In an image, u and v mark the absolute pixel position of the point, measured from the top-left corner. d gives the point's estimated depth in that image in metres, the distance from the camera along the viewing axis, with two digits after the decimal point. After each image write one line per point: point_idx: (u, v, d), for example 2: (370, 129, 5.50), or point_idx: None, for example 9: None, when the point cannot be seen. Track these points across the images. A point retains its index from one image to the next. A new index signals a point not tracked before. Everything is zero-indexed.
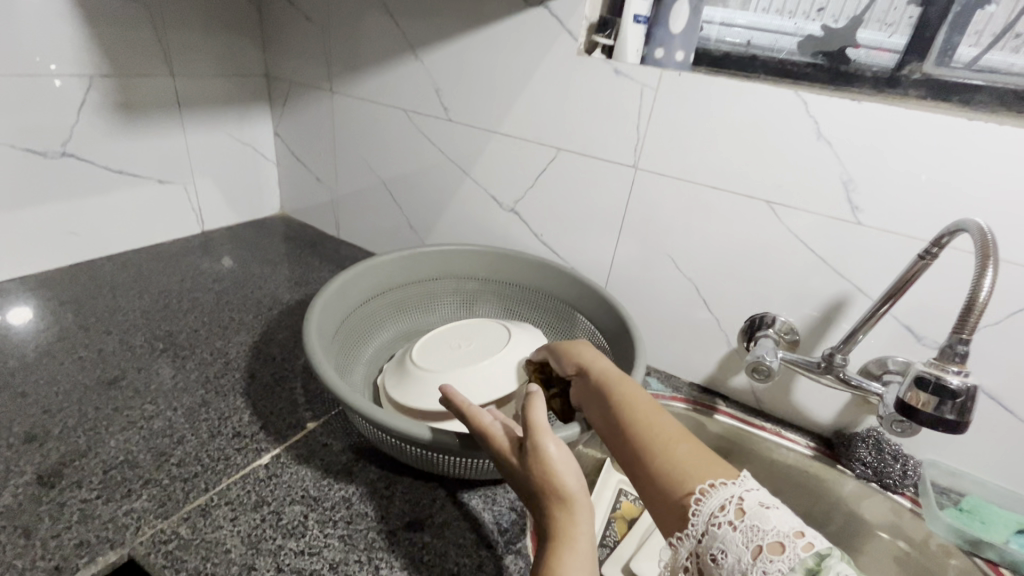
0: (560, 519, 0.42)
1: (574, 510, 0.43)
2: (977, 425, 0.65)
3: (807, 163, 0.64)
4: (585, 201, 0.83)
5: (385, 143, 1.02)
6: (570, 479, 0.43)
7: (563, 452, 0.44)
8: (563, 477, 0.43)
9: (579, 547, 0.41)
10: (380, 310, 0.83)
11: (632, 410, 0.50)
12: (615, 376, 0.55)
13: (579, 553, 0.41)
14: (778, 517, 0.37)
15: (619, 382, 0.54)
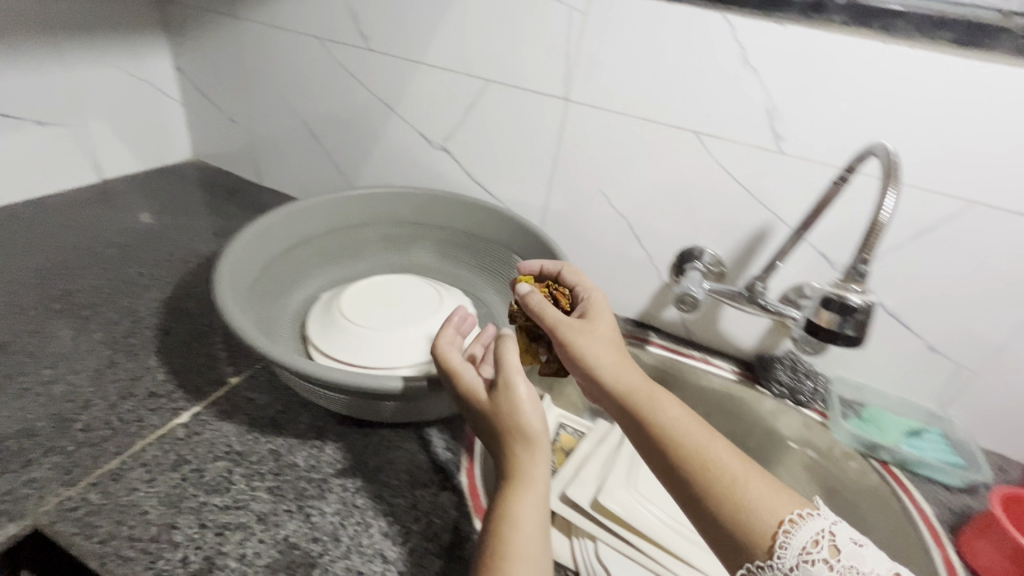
0: (520, 461, 0.46)
1: (535, 452, 0.47)
2: (880, 342, 0.71)
3: (733, 92, 0.64)
4: (517, 138, 0.79)
5: (301, 77, 0.93)
6: (537, 422, 0.47)
7: (534, 399, 0.48)
8: (527, 414, 0.47)
9: (534, 484, 0.46)
10: (306, 258, 0.79)
11: (680, 433, 0.46)
12: (649, 388, 0.50)
13: (534, 491, 0.46)
14: (870, 558, 0.41)
15: (656, 397, 0.49)
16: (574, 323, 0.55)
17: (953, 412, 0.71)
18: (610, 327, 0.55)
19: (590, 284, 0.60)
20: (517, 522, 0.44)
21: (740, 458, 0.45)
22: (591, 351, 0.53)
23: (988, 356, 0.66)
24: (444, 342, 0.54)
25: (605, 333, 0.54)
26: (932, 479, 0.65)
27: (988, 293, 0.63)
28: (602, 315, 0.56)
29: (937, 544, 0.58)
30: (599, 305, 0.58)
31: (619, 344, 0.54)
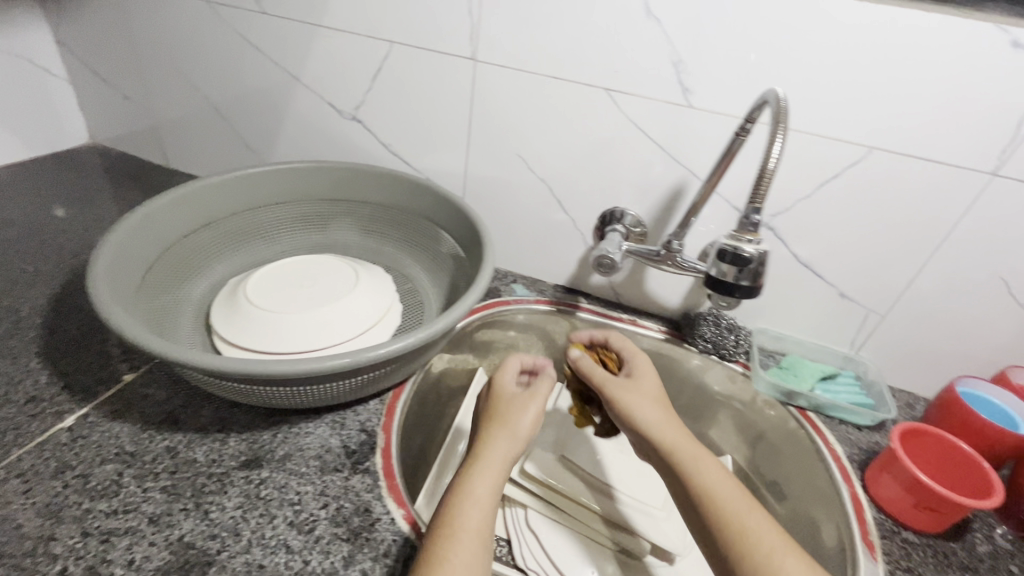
0: (489, 448, 0.50)
1: (510, 449, 0.51)
2: (796, 292, 0.72)
3: (638, 45, 0.62)
4: (429, 103, 0.75)
5: (196, 46, 0.86)
6: (521, 417, 0.53)
7: (541, 411, 0.54)
8: (527, 416, 0.53)
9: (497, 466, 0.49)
10: (210, 244, 0.74)
11: (717, 495, 0.47)
12: (689, 446, 0.50)
13: (495, 477, 0.48)
14: None
15: (698, 458, 0.49)
16: (621, 383, 0.56)
17: (866, 355, 0.73)
18: (656, 388, 0.56)
19: (631, 345, 0.62)
20: (472, 497, 0.46)
21: (776, 529, 0.45)
22: (634, 406, 0.54)
23: (895, 298, 0.68)
24: (508, 361, 0.60)
25: (649, 393, 0.55)
26: (845, 421, 0.68)
27: (893, 237, 0.64)
28: (648, 376, 0.58)
29: (846, 481, 0.61)
30: (644, 363, 0.59)
31: (664, 404, 0.55)
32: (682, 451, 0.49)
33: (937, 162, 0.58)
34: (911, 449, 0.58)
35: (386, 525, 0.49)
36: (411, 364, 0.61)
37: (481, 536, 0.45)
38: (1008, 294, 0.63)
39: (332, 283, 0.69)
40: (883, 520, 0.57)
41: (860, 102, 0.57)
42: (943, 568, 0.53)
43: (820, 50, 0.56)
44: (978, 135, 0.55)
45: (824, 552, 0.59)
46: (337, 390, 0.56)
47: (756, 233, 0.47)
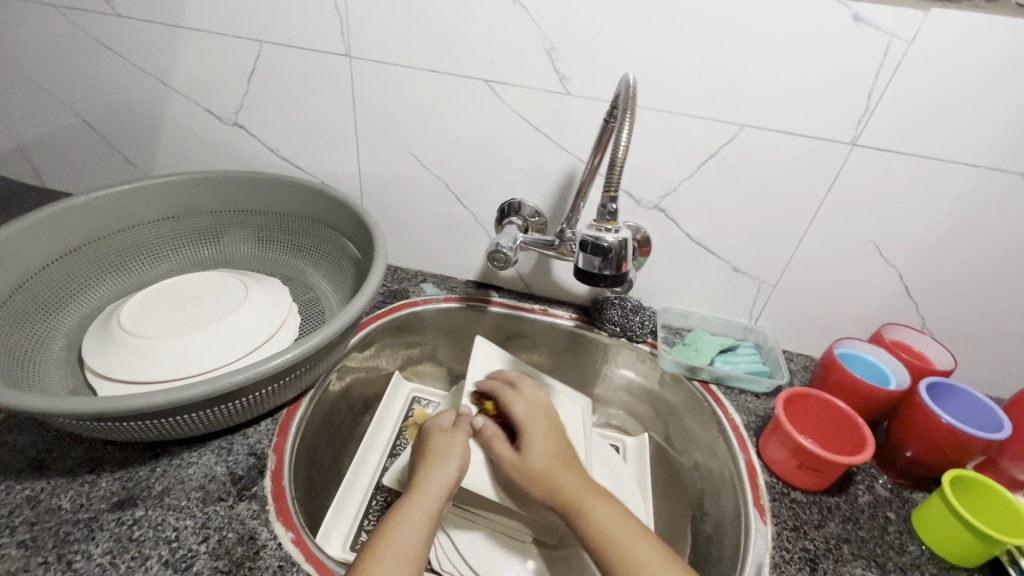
0: (427, 476, 0.53)
1: (446, 477, 0.54)
2: (693, 270, 0.74)
3: (507, 35, 0.61)
4: (311, 103, 0.72)
5: (50, 55, 0.78)
6: (455, 450, 0.57)
7: (466, 449, 0.57)
8: (455, 446, 0.57)
9: (434, 491, 0.52)
10: (79, 270, 0.69)
11: (609, 535, 0.48)
12: (581, 495, 0.51)
13: (431, 499, 0.51)
14: None
15: (587, 506, 0.50)
16: (515, 458, 0.57)
17: (764, 324, 0.76)
18: (547, 453, 0.56)
19: (517, 399, 0.63)
20: (407, 516, 0.49)
21: (660, 558, 0.46)
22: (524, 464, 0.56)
23: (783, 268, 0.70)
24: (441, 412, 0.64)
25: (538, 465, 0.55)
26: (744, 390, 0.71)
27: (773, 210, 0.66)
28: (535, 442, 0.58)
29: (742, 449, 0.64)
30: (531, 422, 0.60)
31: (560, 463, 0.55)
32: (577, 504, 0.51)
33: (803, 135, 0.60)
34: (793, 409, 0.62)
35: (272, 551, 0.47)
36: (304, 377, 0.58)
37: (413, 551, 0.46)
38: (881, 256, 0.66)
39: (218, 302, 0.65)
40: (774, 483, 0.60)
41: (725, 82, 0.58)
42: (827, 522, 0.56)
43: (682, 31, 0.57)
44: (835, 107, 0.58)
45: (724, 517, 0.61)
46: (215, 416, 0.53)
47: (614, 223, 0.53)
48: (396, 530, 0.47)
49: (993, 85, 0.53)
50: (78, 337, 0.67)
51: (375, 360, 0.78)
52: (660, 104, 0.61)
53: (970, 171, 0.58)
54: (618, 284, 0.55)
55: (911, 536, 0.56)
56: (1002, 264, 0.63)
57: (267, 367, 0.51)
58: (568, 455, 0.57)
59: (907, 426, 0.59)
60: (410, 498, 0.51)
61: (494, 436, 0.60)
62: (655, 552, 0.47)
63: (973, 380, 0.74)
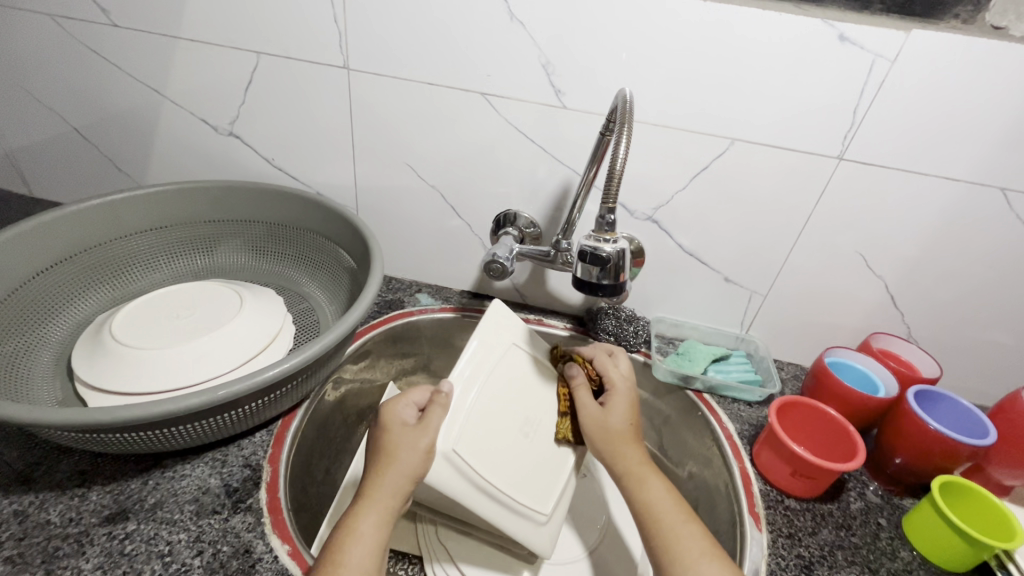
0: (376, 486, 0.47)
1: (397, 489, 0.47)
2: (686, 281, 0.75)
3: (506, 50, 0.62)
4: (308, 114, 0.73)
5: (43, 63, 0.78)
6: (411, 457, 0.48)
7: (428, 455, 0.49)
8: (413, 459, 0.48)
9: (385, 507, 0.47)
10: (68, 280, 0.68)
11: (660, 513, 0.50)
12: (639, 471, 0.53)
13: (381, 515, 0.46)
14: None
15: (645, 480, 0.52)
16: (591, 412, 0.58)
17: (755, 334, 0.77)
18: (624, 423, 0.57)
19: (609, 364, 0.62)
20: (359, 538, 0.45)
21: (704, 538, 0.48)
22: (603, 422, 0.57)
23: (773, 279, 0.72)
24: (412, 391, 0.54)
25: (613, 430, 0.56)
26: (737, 399, 0.72)
27: (764, 223, 0.67)
28: (616, 404, 0.58)
29: (736, 457, 0.64)
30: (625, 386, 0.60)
31: (633, 436, 0.56)
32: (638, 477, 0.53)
33: (792, 149, 0.62)
34: (788, 417, 0.63)
35: (267, 565, 0.46)
36: (301, 388, 0.58)
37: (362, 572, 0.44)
38: (868, 267, 0.68)
39: (213, 312, 0.64)
40: (768, 490, 0.61)
41: (717, 98, 0.60)
42: (821, 529, 0.57)
43: (677, 49, 0.58)
44: (823, 124, 0.59)
45: (720, 526, 0.62)
46: (210, 427, 0.52)
47: (612, 233, 0.54)
48: (345, 551, 0.44)
49: (973, 103, 0.55)
50: (66, 348, 0.66)
51: (371, 370, 0.78)
52: (654, 118, 0.63)
53: (953, 185, 0.60)
54: (616, 294, 0.56)
55: (903, 542, 0.57)
56: (984, 275, 0.65)
57: (265, 377, 0.51)
58: (637, 427, 0.58)
59: (897, 433, 0.60)
60: (358, 516, 0.46)
61: (579, 385, 0.60)
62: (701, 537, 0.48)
63: (958, 388, 0.75)
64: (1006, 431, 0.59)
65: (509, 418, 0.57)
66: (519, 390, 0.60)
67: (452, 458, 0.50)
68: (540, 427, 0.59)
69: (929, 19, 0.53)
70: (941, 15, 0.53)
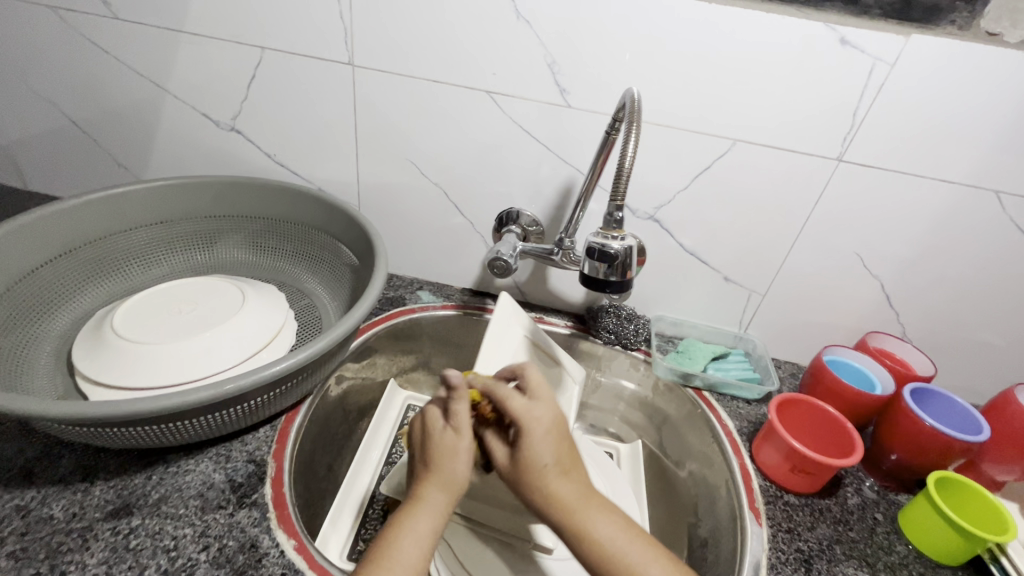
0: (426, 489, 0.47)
1: (449, 486, 0.47)
2: (687, 280, 0.76)
3: (512, 48, 0.62)
4: (311, 110, 0.73)
5: (41, 55, 0.77)
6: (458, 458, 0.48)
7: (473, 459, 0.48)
8: (459, 463, 0.47)
9: (437, 505, 0.46)
10: (68, 273, 0.67)
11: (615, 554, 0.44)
12: (580, 512, 0.45)
13: (436, 518, 0.46)
14: None
15: (586, 522, 0.45)
16: (509, 464, 0.48)
17: (753, 332, 0.78)
18: (548, 460, 0.46)
19: (509, 394, 0.48)
20: (409, 532, 0.45)
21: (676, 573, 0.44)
22: (528, 476, 0.46)
23: (771, 278, 0.73)
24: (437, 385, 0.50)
25: (539, 473, 0.46)
26: (736, 397, 0.73)
27: (763, 222, 0.68)
28: (533, 444, 0.47)
29: (735, 453, 0.65)
30: (534, 421, 0.47)
31: (556, 472, 0.46)
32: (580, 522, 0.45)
33: (792, 150, 0.63)
34: (788, 412, 0.64)
35: (274, 559, 0.46)
36: (304, 384, 0.58)
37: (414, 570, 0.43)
38: (865, 267, 0.69)
39: (215, 307, 0.64)
40: (768, 486, 0.61)
41: (719, 100, 0.61)
42: (819, 524, 0.58)
43: (681, 51, 0.59)
44: (823, 126, 0.60)
45: (720, 522, 0.62)
46: (214, 421, 0.52)
47: (620, 230, 0.56)
48: (397, 548, 0.44)
49: (969, 106, 0.57)
50: (65, 342, 0.65)
51: (372, 366, 0.78)
52: (658, 118, 0.63)
53: (948, 187, 0.61)
54: (623, 290, 0.58)
55: (899, 537, 0.58)
56: (977, 276, 0.67)
57: (272, 373, 0.51)
58: (568, 453, 0.48)
59: (893, 428, 0.61)
60: (411, 515, 0.45)
61: (492, 437, 0.50)
62: None
63: (951, 387, 0.77)
64: (997, 428, 0.60)
65: None
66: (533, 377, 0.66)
67: None
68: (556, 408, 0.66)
69: (926, 25, 0.54)
70: (938, 21, 0.54)
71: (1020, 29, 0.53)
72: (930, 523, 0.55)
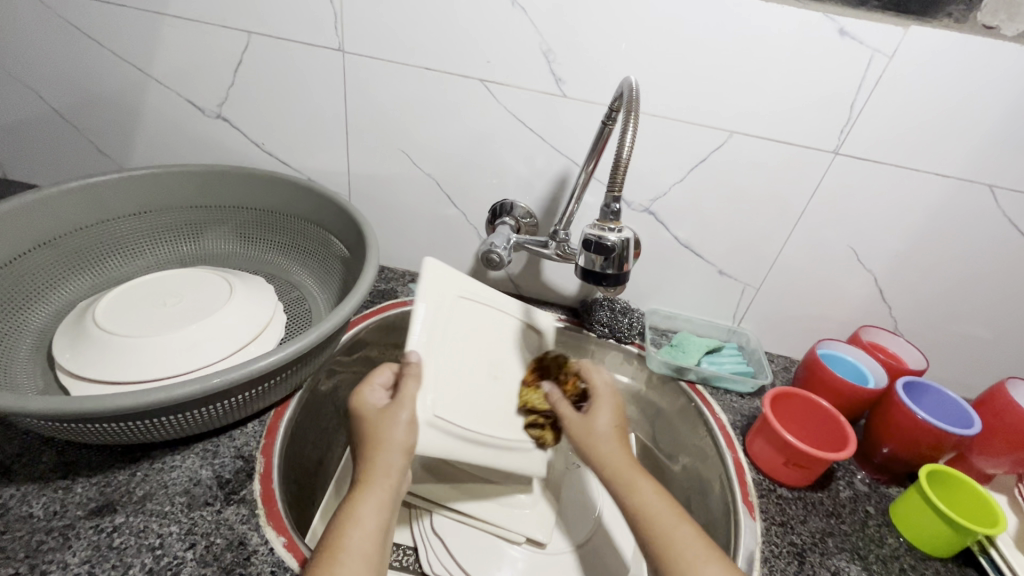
0: (368, 473, 0.47)
1: (390, 466, 0.47)
2: (681, 273, 0.75)
3: (506, 36, 0.61)
4: (300, 98, 0.71)
5: (17, 37, 0.74)
6: (396, 436, 0.48)
7: (413, 426, 0.48)
8: (398, 435, 0.48)
9: (380, 489, 0.46)
10: (49, 265, 0.65)
11: (652, 510, 0.48)
12: (629, 471, 0.50)
13: (380, 500, 0.46)
14: None
15: (638, 483, 0.50)
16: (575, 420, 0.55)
17: (746, 326, 0.78)
18: (609, 420, 0.55)
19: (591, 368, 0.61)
20: (358, 521, 0.44)
21: (700, 535, 0.46)
22: (592, 431, 0.54)
23: (766, 272, 0.73)
24: (377, 369, 0.54)
25: (598, 429, 0.54)
26: (729, 390, 0.72)
27: (759, 216, 0.68)
28: (600, 407, 0.56)
29: (729, 447, 0.65)
30: (606, 392, 0.58)
31: (614, 435, 0.54)
32: (626, 477, 0.50)
33: (789, 143, 0.62)
34: (779, 406, 0.64)
35: (263, 557, 0.45)
36: (293, 379, 0.57)
37: (365, 553, 0.43)
38: (859, 262, 0.69)
39: (201, 300, 0.62)
40: (761, 480, 0.61)
41: (718, 91, 0.60)
42: (811, 517, 0.58)
43: (677, 42, 0.58)
44: (820, 119, 0.60)
45: (713, 516, 0.62)
46: (200, 417, 0.51)
47: (617, 222, 0.55)
48: (347, 536, 0.43)
49: (964, 100, 0.56)
50: (45, 336, 0.63)
51: (364, 360, 0.77)
52: (654, 109, 0.63)
53: (942, 182, 0.61)
54: (620, 283, 0.57)
55: (889, 529, 0.58)
56: (967, 272, 0.67)
57: (260, 367, 0.49)
58: (624, 426, 0.56)
59: (886, 423, 0.62)
60: (357, 500, 0.45)
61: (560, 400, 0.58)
62: (695, 531, 0.46)
63: (941, 380, 0.77)
64: (987, 421, 0.60)
65: (473, 368, 0.57)
66: (480, 338, 0.59)
67: (436, 423, 0.50)
68: (505, 368, 0.60)
69: (924, 17, 0.54)
70: (935, 14, 0.53)
71: (1017, 22, 0.53)
72: (909, 500, 0.57)
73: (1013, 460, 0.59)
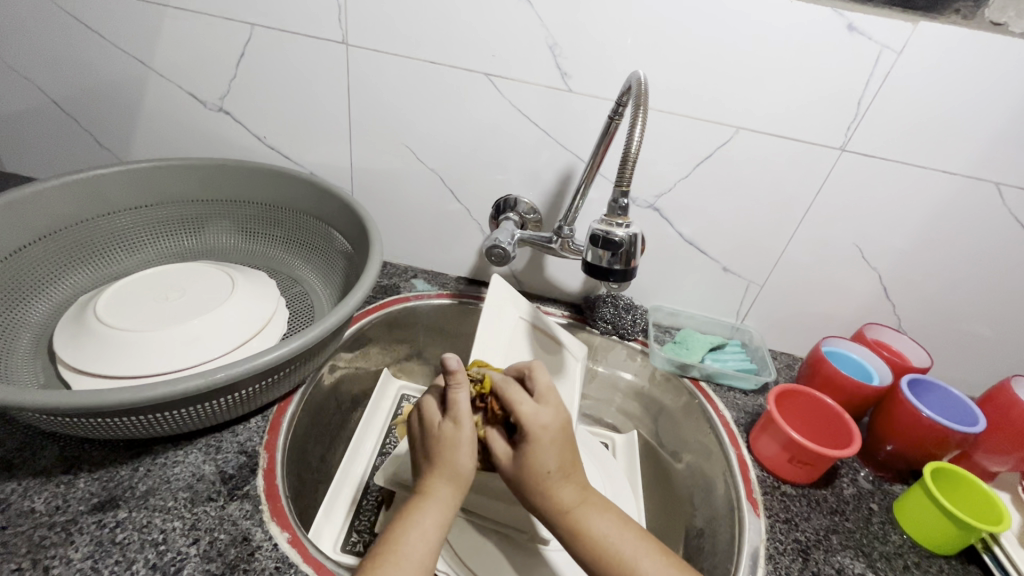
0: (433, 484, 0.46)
1: (457, 482, 0.47)
2: (685, 270, 0.75)
3: (511, 29, 0.61)
4: (303, 91, 0.70)
5: (16, 28, 0.73)
6: (464, 455, 0.47)
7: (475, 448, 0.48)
8: (464, 453, 0.47)
9: (444, 500, 0.46)
10: (50, 258, 0.65)
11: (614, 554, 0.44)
12: (577, 511, 0.46)
13: (444, 513, 0.45)
14: None
15: (586, 525, 0.45)
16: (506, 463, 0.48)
17: (750, 324, 0.78)
18: (549, 462, 0.46)
19: (517, 397, 0.48)
20: (416, 530, 0.44)
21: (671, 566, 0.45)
22: (534, 483, 0.46)
23: (770, 269, 0.72)
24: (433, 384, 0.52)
25: (538, 475, 0.46)
26: (733, 388, 0.72)
27: (764, 212, 0.68)
28: (536, 450, 0.46)
29: (733, 444, 0.65)
30: (538, 427, 0.47)
31: (558, 477, 0.46)
32: (574, 525, 0.45)
33: (795, 139, 0.62)
34: (784, 403, 0.64)
35: (267, 552, 0.45)
36: (296, 374, 0.56)
37: (422, 565, 0.43)
38: (864, 259, 0.69)
39: (204, 294, 0.62)
40: (765, 477, 0.61)
41: (724, 86, 0.60)
42: (815, 514, 0.58)
43: (684, 36, 0.58)
44: (827, 114, 0.60)
45: (716, 512, 0.62)
46: (204, 411, 0.50)
47: (625, 218, 0.55)
48: (404, 541, 0.43)
49: (971, 97, 0.56)
50: (46, 330, 0.63)
51: (365, 356, 0.76)
52: (661, 105, 0.62)
53: (948, 179, 0.61)
54: (627, 279, 0.57)
55: (893, 527, 0.58)
56: (972, 270, 0.67)
57: (264, 362, 0.49)
58: (569, 457, 0.47)
59: (890, 420, 0.62)
60: (420, 509, 0.45)
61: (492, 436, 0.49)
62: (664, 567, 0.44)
63: (945, 378, 0.77)
64: (992, 419, 0.60)
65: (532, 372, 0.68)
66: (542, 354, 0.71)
67: None
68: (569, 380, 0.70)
69: (932, 13, 0.53)
70: (943, 10, 0.53)
71: None
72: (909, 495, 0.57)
73: (1017, 459, 0.59)
